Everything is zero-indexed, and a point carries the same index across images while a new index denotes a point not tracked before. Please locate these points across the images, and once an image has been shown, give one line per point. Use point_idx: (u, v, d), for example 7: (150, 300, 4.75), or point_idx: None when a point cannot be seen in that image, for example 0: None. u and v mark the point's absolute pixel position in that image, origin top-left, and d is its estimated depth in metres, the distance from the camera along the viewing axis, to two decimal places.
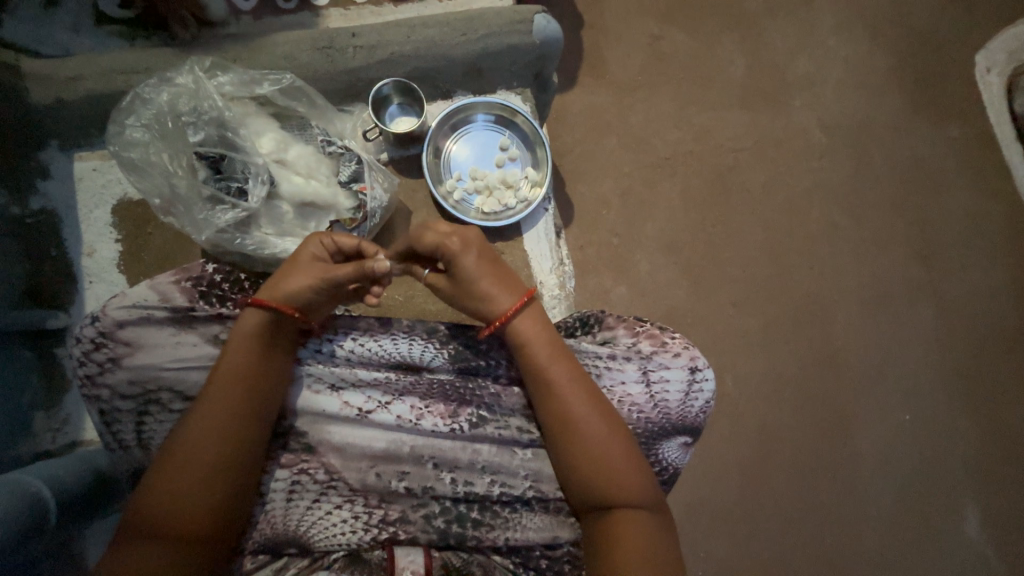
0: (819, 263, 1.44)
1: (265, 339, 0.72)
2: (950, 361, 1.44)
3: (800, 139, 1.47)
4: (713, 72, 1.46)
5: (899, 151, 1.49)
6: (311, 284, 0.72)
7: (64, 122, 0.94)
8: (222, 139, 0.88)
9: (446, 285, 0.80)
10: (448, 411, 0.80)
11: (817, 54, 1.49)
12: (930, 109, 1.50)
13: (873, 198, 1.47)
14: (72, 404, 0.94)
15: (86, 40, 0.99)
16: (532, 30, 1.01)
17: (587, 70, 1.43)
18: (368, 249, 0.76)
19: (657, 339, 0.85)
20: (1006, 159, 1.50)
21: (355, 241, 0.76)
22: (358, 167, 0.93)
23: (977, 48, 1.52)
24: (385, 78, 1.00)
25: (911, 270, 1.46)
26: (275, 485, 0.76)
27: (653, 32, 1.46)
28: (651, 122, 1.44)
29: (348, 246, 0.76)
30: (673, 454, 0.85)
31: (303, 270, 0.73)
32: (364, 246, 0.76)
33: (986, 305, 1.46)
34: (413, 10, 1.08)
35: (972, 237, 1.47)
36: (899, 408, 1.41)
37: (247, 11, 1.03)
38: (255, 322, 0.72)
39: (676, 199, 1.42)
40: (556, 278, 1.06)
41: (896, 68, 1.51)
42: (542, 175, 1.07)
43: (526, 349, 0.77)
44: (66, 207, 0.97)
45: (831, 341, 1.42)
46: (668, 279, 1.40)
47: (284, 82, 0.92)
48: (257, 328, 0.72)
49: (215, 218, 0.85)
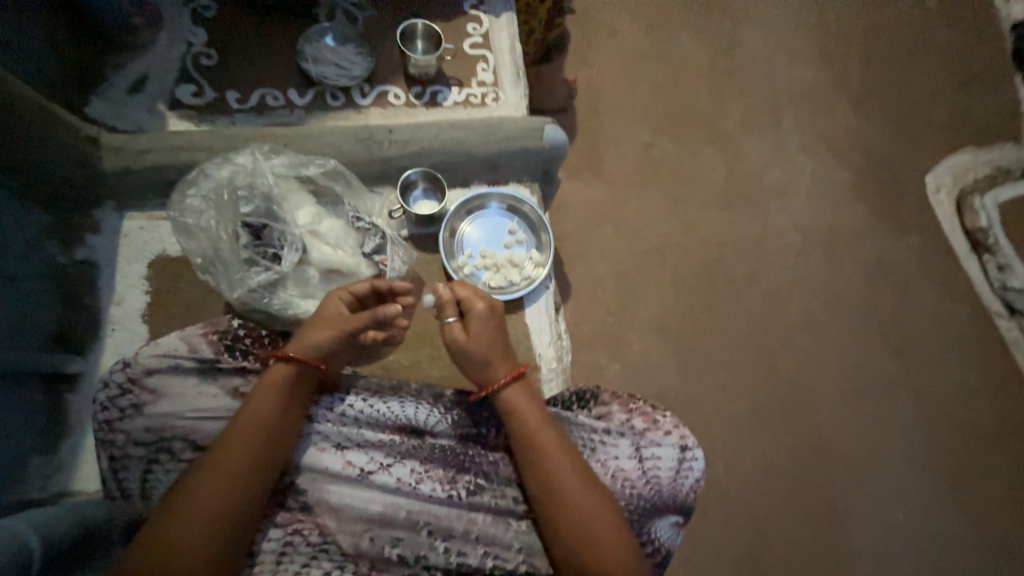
0: (801, 352, 1.53)
1: (281, 390, 0.76)
2: (936, 457, 1.47)
3: (777, 238, 1.63)
4: (698, 177, 1.66)
5: (866, 254, 1.65)
6: (332, 334, 0.79)
7: (125, 185, 1.05)
8: (268, 211, 0.99)
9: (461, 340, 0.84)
10: (447, 477, 0.82)
11: (787, 167, 1.72)
12: (890, 220, 1.70)
13: (846, 295, 1.60)
14: (69, 450, 0.94)
15: (157, 118, 1.15)
16: (543, 137, 1.19)
17: (587, 168, 1.63)
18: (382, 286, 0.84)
19: (650, 416, 0.89)
20: (964, 267, 1.67)
21: (368, 283, 0.84)
22: (381, 241, 1.05)
23: (926, 171, 1.75)
24: (413, 167, 1.16)
25: (888, 364, 1.55)
26: (268, 545, 0.76)
27: (645, 140, 1.68)
28: (643, 215, 1.60)
29: (360, 289, 0.84)
30: (666, 534, 0.86)
31: (326, 321, 0.80)
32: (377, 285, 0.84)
33: (963, 402, 1.53)
34: (443, 112, 1.26)
35: (942, 336, 1.59)
36: (890, 504, 1.42)
37: (301, 105, 1.21)
38: (280, 376, 0.76)
39: (667, 284, 1.55)
40: (554, 351, 1.12)
41: (856, 183, 1.72)
42: (545, 257, 1.19)
43: (518, 417, 0.82)
44: (106, 258, 1.05)
45: (818, 430, 1.46)
46: (659, 359, 1.47)
47: (327, 166, 1.06)
48: (282, 381, 0.76)
49: (249, 278, 0.94)
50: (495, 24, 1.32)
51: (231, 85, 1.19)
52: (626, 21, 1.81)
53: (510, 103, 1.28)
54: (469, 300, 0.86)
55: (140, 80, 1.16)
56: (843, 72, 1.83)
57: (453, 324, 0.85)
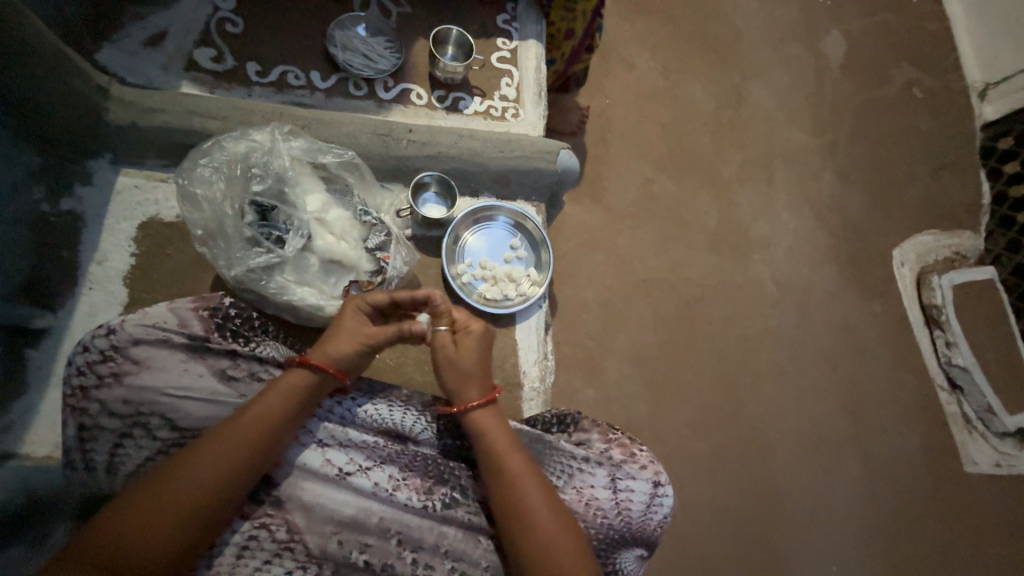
0: (764, 401, 1.60)
1: (305, 397, 0.76)
2: (873, 515, 1.57)
3: (756, 288, 1.71)
4: (691, 219, 1.73)
5: (834, 315, 1.75)
6: (355, 346, 0.80)
7: (128, 141, 1.02)
8: (278, 192, 0.97)
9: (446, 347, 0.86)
10: (424, 487, 0.81)
11: (774, 222, 1.81)
12: (859, 286, 1.81)
13: (812, 351, 1.69)
14: (20, 411, 0.87)
15: (170, 77, 1.11)
16: (556, 161, 1.22)
17: (588, 194, 1.67)
18: (402, 300, 0.83)
19: (628, 448, 0.92)
20: (917, 339, 1.80)
21: (387, 296, 0.83)
22: (386, 238, 1.04)
23: (895, 245, 1.88)
24: (428, 170, 1.17)
25: (841, 422, 1.64)
26: (233, 538, 0.74)
27: (647, 176, 1.74)
28: (635, 247, 1.65)
29: (380, 301, 0.83)
30: (628, 565, 0.89)
31: (349, 331, 0.80)
32: (396, 299, 0.83)
33: (902, 465, 1.64)
34: (462, 120, 1.26)
35: (891, 402, 1.70)
36: (827, 555, 1.50)
37: (322, 89, 1.19)
38: (300, 381, 0.76)
39: (649, 317, 1.59)
40: (538, 370, 1.14)
41: (834, 248, 1.83)
42: (542, 277, 1.20)
43: (483, 440, 0.82)
44: (93, 213, 1.00)
45: (770, 477, 1.53)
46: (632, 389, 1.51)
47: (345, 157, 1.05)
48: (300, 385, 0.76)
49: (249, 258, 0.91)
50: (524, 44, 1.35)
51: (253, 56, 1.17)
52: (644, 59, 1.87)
53: (528, 121, 1.30)
54: (464, 319, 0.88)
55: (158, 35, 1.12)
56: (834, 142, 1.96)
57: (443, 333, 0.86)
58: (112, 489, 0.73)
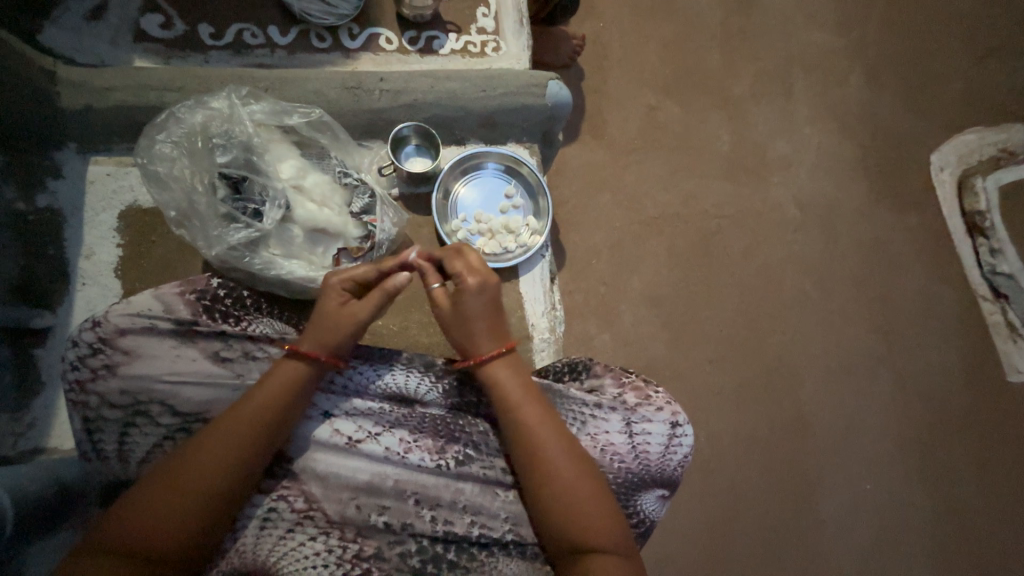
0: (790, 329, 1.53)
1: (292, 384, 0.74)
2: (908, 434, 1.52)
3: (778, 212, 1.59)
4: (702, 144, 1.59)
5: (865, 232, 1.62)
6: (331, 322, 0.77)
7: (87, 125, 0.97)
8: (247, 162, 0.93)
9: (450, 306, 0.82)
10: (436, 447, 0.81)
11: (795, 138, 1.64)
12: (892, 197, 1.65)
13: (841, 273, 1.59)
14: (41, 407, 0.90)
15: (122, 52, 1.04)
16: (545, 94, 1.11)
17: (588, 130, 1.55)
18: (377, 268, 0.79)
19: (642, 391, 0.88)
20: (958, 249, 1.65)
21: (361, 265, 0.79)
22: (370, 201, 0.97)
23: (933, 149, 1.69)
24: (406, 120, 1.07)
25: (874, 343, 1.56)
26: (254, 511, 0.76)
27: (650, 102, 1.59)
28: (643, 183, 1.54)
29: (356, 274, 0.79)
30: (650, 506, 0.88)
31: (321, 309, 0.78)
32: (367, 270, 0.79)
33: (940, 382, 1.56)
34: (439, 62, 1.15)
35: (928, 318, 1.60)
36: (861, 476, 1.48)
37: (283, 46, 1.10)
38: (290, 372, 0.75)
39: (662, 256, 1.51)
40: (547, 321, 1.09)
41: (863, 158, 1.66)
42: (542, 224, 1.13)
43: (502, 390, 0.79)
44: (70, 206, 0.97)
45: (799, 406, 1.49)
46: (650, 331, 1.46)
47: (312, 116, 0.98)
48: (293, 376, 0.75)
49: (228, 235, 0.87)
50: None
51: (204, 18, 1.07)
52: None
53: (511, 55, 1.18)
54: (462, 272, 0.81)
55: (99, 5, 1.04)
56: (862, 38, 1.73)
57: (439, 291, 0.82)
58: (128, 477, 0.75)
